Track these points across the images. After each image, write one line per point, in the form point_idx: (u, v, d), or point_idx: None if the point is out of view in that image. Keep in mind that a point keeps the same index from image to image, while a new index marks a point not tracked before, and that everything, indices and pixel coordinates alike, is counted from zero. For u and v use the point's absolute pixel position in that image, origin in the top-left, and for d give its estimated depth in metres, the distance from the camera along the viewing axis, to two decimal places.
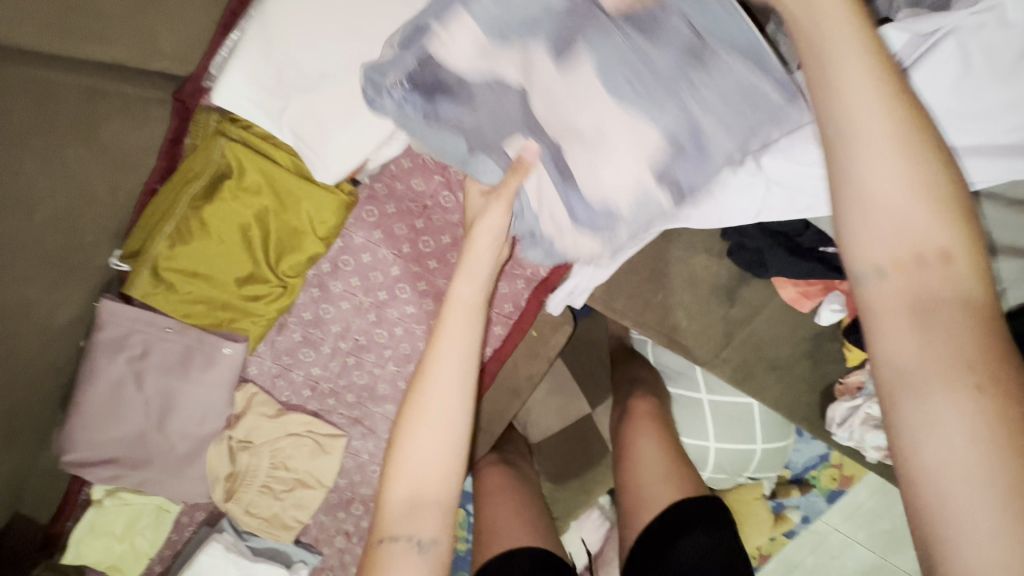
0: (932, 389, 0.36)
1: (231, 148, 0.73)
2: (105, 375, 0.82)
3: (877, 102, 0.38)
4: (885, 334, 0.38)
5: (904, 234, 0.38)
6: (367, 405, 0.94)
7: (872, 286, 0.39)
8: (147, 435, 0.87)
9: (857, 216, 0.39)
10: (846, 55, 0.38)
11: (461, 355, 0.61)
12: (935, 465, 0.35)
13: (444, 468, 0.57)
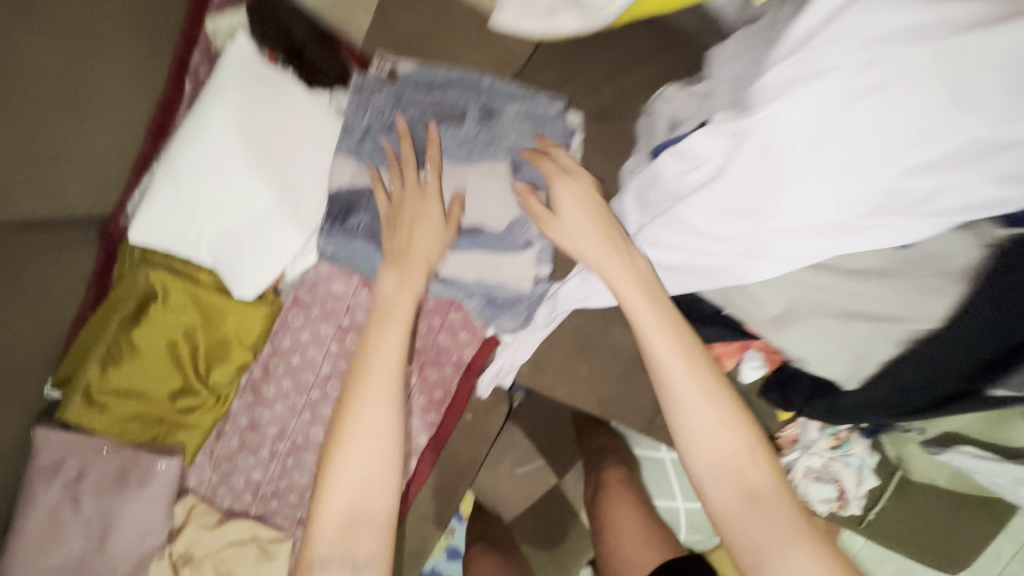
0: (783, 553, 0.54)
1: (154, 274, 0.78)
2: (43, 502, 0.83)
3: (695, 382, 0.59)
4: (735, 533, 0.57)
5: (722, 447, 0.58)
6: (310, 504, 0.94)
7: (713, 488, 0.58)
8: (87, 558, 0.87)
9: (703, 441, 0.58)
10: (674, 365, 0.59)
11: (384, 412, 0.60)
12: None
13: (372, 487, 0.59)
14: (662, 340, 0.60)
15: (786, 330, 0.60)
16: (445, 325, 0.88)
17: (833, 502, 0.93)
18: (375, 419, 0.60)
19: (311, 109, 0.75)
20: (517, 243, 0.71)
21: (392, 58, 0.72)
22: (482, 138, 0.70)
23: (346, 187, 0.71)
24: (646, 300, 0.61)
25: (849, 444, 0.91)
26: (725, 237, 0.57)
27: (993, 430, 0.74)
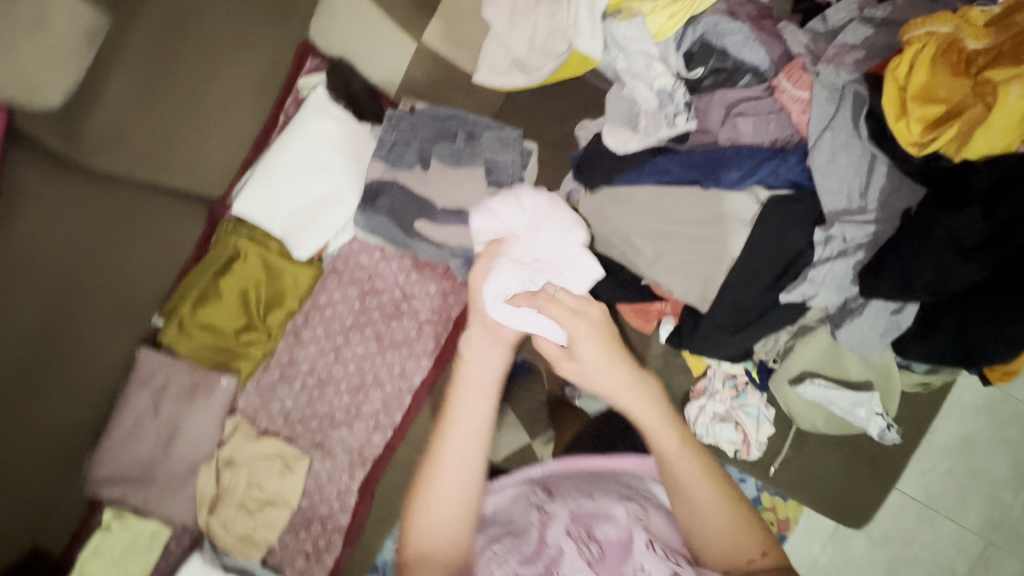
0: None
1: (240, 243, 1.12)
2: (135, 405, 1.13)
3: (691, 469, 0.75)
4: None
5: (717, 534, 0.73)
6: (326, 430, 1.21)
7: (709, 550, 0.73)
8: (155, 458, 1.15)
9: (706, 528, 0.73)
10: (665, 434, 0.76)
11: (454, 492, 0.71)
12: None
13: (448, 543, 0.70)
14: (657, 440, 0.76)
15: (658, 268, 0.91)
16: (438, 290, 1.20)
17: (737, 444, 1.16)
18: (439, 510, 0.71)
19: (358, 132, 1.11)
20: None
21: (412, 101, 1.06)
22: (465, 152, 1.06)
23: (376, 179, 1.05)
24: (647, 421, 0.76)
25: (746, 394, 1.16)
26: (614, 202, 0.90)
27: (832, 367, 1.02)
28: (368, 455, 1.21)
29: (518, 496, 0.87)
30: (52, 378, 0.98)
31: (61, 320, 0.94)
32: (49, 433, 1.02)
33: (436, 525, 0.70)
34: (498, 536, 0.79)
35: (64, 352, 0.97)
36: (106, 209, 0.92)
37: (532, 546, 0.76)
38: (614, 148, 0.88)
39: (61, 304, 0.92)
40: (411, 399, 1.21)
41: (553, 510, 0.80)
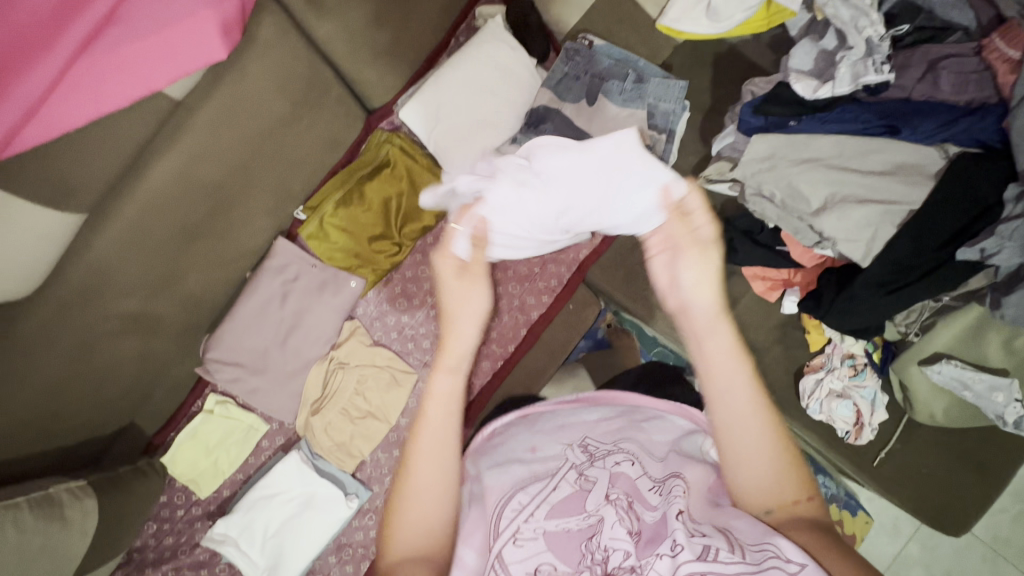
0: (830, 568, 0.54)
1: (392, 150, 1.15)
2: (263, 291, 1.13)
3: (739, 383, 0.64)
4: (779, 537, 0.60)
5: (769, 485, 0.62)
6: (438, 351, 1.21)
7: (764, 515, 0.61)
8: (271, 348, 1.15)
9: (745, 476, 0.63)
10: (736, 384, 0.63)
11: (438, 473, 0.65)
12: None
13: (432, 540, 0.63)
14: (728, 387, 0.63)
15: (828, 216, 0.91)
16: None
17: (851, 425, 1.15)
18: (421, 492, 0.64)
19: (525, 63, 1.15)
20: None
21: (591, 36, 1.14)
22: (631, 93, 1.10)
23: (543, 106, 1.10)
24: (719, 380, 0.64)
25: (865, 374, 1.15)
26: (793, 145, 0.93)
27: (969, 350, 1.02)
28: (475, 382, 1.21)
29: (557, 447, 0.77)
30: (208, 246, 0.97)
31: (236, 189, 0.94)
32: (193, 296, 1.03)
33: (420, 526, 0.63)
34: (527, 483, 0.71)
35: (234, 211, 0.97)
36: (301, 88, 0.93)
37: (573, 512, 0.66)
38: (805, 91, 0.91)
39: (239, 176, 0.93)
40: (526, 332, 1.22)
41: (594, 476, 0.70)
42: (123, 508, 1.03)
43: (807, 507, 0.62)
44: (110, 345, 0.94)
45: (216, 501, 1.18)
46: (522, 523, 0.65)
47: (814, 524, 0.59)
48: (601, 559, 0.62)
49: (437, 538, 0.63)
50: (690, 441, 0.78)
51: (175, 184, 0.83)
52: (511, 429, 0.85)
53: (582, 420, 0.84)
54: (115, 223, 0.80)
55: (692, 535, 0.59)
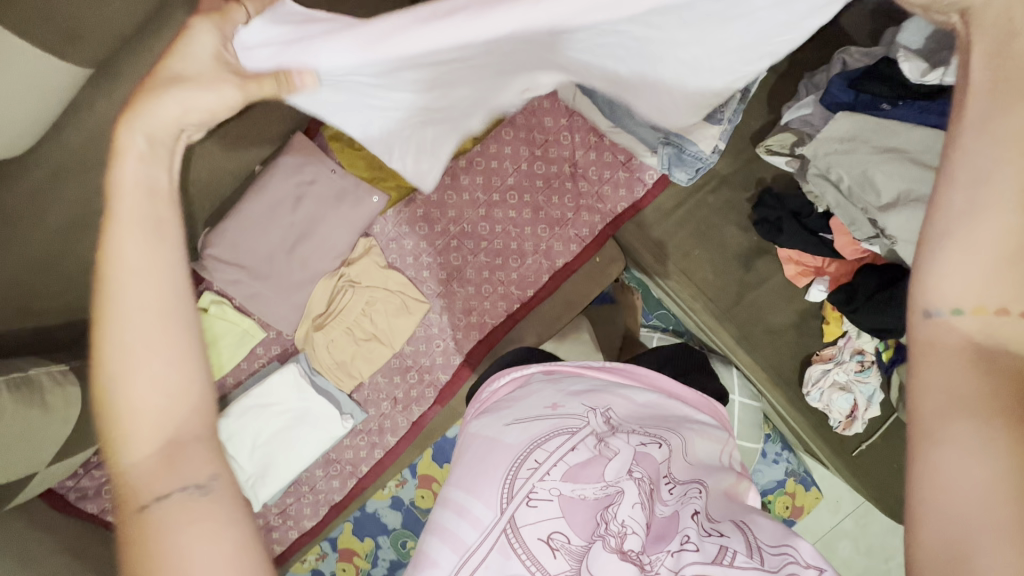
0: (962, 423, 0.39)
1: None
2: (277, 191, 1.04)
3: (998, 144, 0.42)
4: (936, 356, 0.42)
5: (971, 291, 0.42)
6: (454, 284, 1.15)
7: (942, 319, 0.42)
8: (277, 255, 1.06)
9: (944, 265, 0.43)
10: (982, 156, 0.42)
11: (161, 304, 0.43)
12: (948, 505, 0.38)
13: (186, 403, 0.42)
14: (978, 139, 0.42)
15: (892, 211, 0.89)
16: (612, 179, 1.14)
17: (843, 417, 1.17)
18: (153, 345, 0.42)
19: None
20: (712, 117, 0.98)
21: None
22: None
23: None
24: (995, 130, 0.42)
25: (869, 372, 1.15)
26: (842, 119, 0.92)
27: None
28: (488, 320, 1.16)
29: (579, 407, 0.70)
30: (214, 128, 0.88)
31: None
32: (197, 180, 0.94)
33: (151, 397, 0.41)
34: (546, 440, 0.65)
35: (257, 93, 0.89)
36: None
37: (591, 480, 0.61)
38: (912, 73, 0.85)
39: None
40: (548, 279, 1.16)
41: (616, 447, 0.64)
42: None
43: (1000, 326, 0.42)
44: None
45: None
46: (535, 483, 0.61)
47: (1001, 360, 0.41)
48: (614, 533, 0.57)
49: (196, 411, 0.43)
50: (713, 449, 0.74)
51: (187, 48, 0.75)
52: (532, 380, 0.77)
53: (609, 388, 0.75)
54: (119, 86, 0.73)
55: (706, 535, 0.56)
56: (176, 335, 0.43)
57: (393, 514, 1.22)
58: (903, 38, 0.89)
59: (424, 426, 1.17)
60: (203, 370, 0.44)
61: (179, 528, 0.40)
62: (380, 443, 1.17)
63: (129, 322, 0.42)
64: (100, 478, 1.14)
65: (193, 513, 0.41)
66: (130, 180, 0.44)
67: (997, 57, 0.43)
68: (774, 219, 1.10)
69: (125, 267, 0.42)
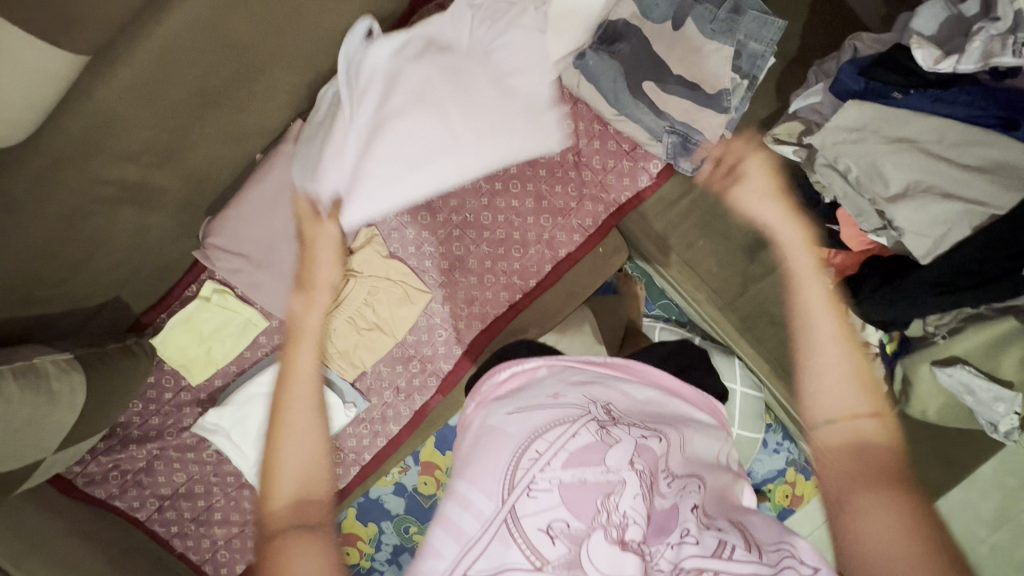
0: (865, 505, 0.62)
1: None
2: (277, 179, 1.03)
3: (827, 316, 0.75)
4: (834, 453, 0.68)
5: (845, 403, 0.70)
6: (457, 274, 1.14)
7: (824, 429, 0.70)
8: (278, 243, 1.05)
9: (818, 387, 0.72)
10: (817, 321, 0.75)
11: (305, 414, 0.75)
12: (859, 551, 0.61)
13: (314, 474, 0.73)
14: (812, 305, 0.77)
15: (900, 203, 0.88)
16: (616, 168, 1.12)
17: None
18: (296, 441, 0.74)
19: None
20: (720, 105, 0.97)
21: None
22: (723, 23, 0.97)
23: (624, 22, 0.99)
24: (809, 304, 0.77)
25: (873, 363, 1.15)
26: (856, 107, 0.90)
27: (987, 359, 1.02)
28: (490, 310, 1.16)
29: (579, 399, 0.70)
30: (213, 115, 0.87)
31: (236, 44, 0.82)
32: (197, 171, 0.93)
33: (298, 471, 0.72)
34: (548, 430, 0.65)
35: (262, 75, 0.88)
36: None
37: (592, 467, 0.61)
38: (925, 60, 0.83)
39: (241, 36, 0.81)
40: (551, 270, 1.15)
41: (618, 435, 0.64)
42: (114, 387, 0.97)
43: (868, 425, 0.68)
44: (106, 212, 0.86)
45: (207, 390, 1.14)
46: (535, 476, 0.61)
47: (868, 450, 0.67)
48: (616, 523, 0.57)
49: (317, 479, 0.73)
50: (711, 444, 0.74)
51: (188, 37, 0.76)
52: (531, 373, 0.77)
53: (609, 382, 0.75)
54: (121, 71, 0.75)
55: (705, 529, 0.58)
56: (318, 433, 0.75)
57: (396, 500, 1.30)
58: (918, 25, 0.88)
59: (426, 415, 1.17)
60: (321, 453, 0.74)
61: (301, 555, 0.65)
62: (383, 431, 1.18)
63: (291, 425, 0.75)
64: (106, 464, 1.16)
65: (306, 544, 0.67)
66: (308, 327, 0.85)
67: (788, 266, 0.82)
68: None
69: (295, 384, 0.78)
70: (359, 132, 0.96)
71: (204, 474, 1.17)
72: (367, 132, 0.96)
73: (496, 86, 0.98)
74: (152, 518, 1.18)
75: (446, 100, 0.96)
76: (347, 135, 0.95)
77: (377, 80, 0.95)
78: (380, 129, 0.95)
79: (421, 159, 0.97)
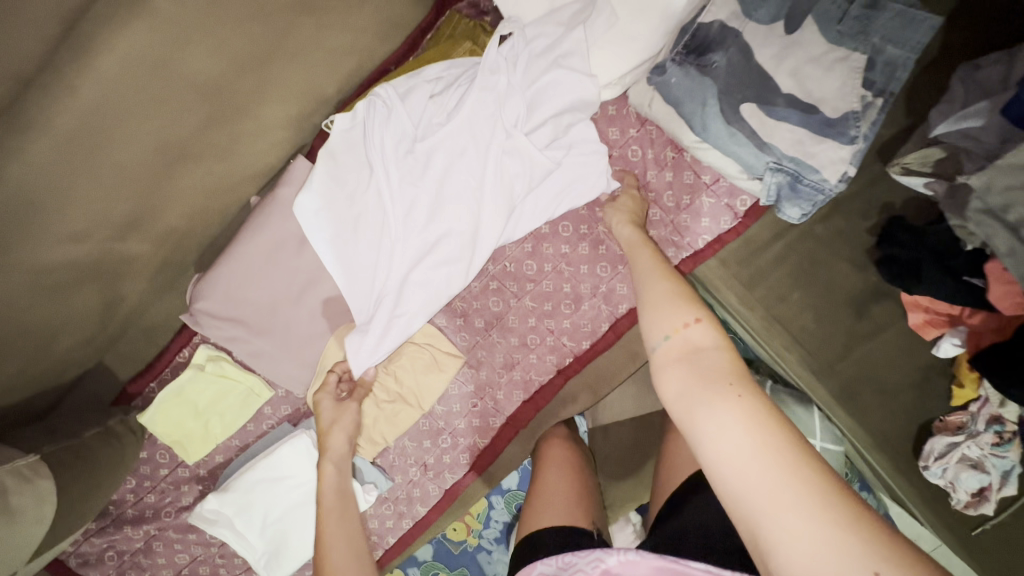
0: (700, 407, 0.51)
1: (472, 53, 0.84)
2: (277, 231, 0.84)
3: (654, 276, 0.67)
4: (663, 375, 0.56)
5: (667, 320, 0.59)
6: (494, 334, 0.95)
7: (660, 351, 0.58)
8: (279, 305, 0.87)
9: (650, 313, 0.61)
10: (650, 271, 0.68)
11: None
12: (719, 475, 0.48)
13: None
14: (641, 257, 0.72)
15: None
16: (693, 206, 0.89)
17: (970, 496, 0.93)
18: None
19: None
20: (845, 134, 0.73)
21: None
22: (851, 23, 0.73)
23: (720, 24, 0.76)
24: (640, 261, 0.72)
25: (1012, 446, 0.89)
26: None
27: None
28: (534, 377, 0.96)
29: None
30: (182, 172, 0.73)
31: (199, 88, 0.67)
32: (175, 232, 0.78)
33: None
34: None
35: (235, 119, 0.73)
36: None
37: None
38: None
39: (203, 78, 0.66)
40: (608, 329, 0.94)
41: None
42: (94, 482, 0.83)
43: (697, 331, 0.57)
44: (66, 299, 0.71)
45: (207, 466, 0.99)
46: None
47: (705, 356, 0.55)
48: None
49: None
50: None
51: (125, 86, 0.61)
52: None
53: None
54: (41, 137, 0.59)
55: None
56: None
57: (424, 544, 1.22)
58: None
59: (457, 495, 1.00)
60: None
61: None
62: (408, 513, 1.01)
63: None
64: (100, 544, 1.02)
65: None
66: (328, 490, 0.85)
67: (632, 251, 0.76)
68: (908, 260, 0.85)
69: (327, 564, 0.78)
70: (405, 240, 0.82)
71: (208, 556, 1.03)
72: (418, 242, 0.83)
73: (525, 136, 0.81)
74: None
75: (477, 169, 0.82)
76: (394, 247, 0.82)
77: (391, 174, 0.82)
78: (436, 233, 0.83)
79: (481, 244, 0.83)
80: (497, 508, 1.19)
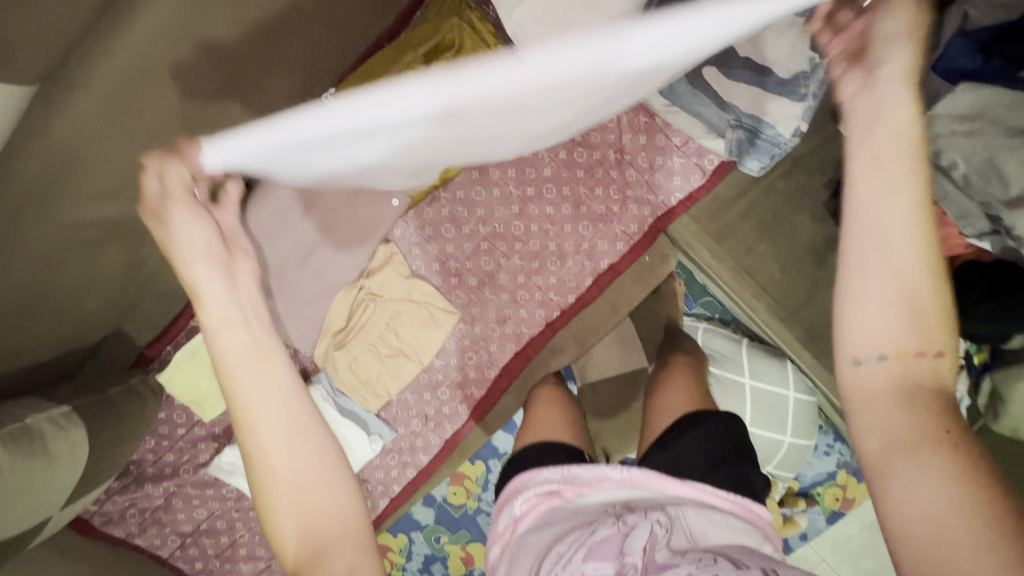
0: (912, 479, 0.45)
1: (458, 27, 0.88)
2: (281, 197, 0.89)
3: (901, 201, 0.50)
4: (878, 414, 0.49)
5: (893, 341, 0.49)
6: (487, 291, 1.03)
7: (869, 379, 0.50)
8: (286, 266, 0.93)
9: (865, 294, 0.50)
10: (899, 183, 0.50)
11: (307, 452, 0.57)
12: (914, 533, 0.44)
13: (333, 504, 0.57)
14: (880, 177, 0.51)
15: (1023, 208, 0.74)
16: (664, 166, 0.99)
17: None
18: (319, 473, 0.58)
19: None
20: (795, 92, 0.81)
21: None
22: None
23: None
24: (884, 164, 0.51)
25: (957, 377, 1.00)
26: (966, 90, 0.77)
27: None
28: (525, 331, 1.04)
29: (596, 507, 0.69)
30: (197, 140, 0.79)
31: (218, 60, 0.73)
32: None
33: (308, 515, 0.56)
34: (564, 534, 0.64)
35: (244, 88, 0.80)
36: None
37: (607, 561, 0.59)
38: None
39: (222, 50, 0.73)
40: (591, 283, 1.02)
41: (632, 525, 0.62)
42: (121, 434, 0.89)
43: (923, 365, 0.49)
44: (93, 257, 0.78)
45: (222, 424, 1.06)
46: (559, 575, 0.59)
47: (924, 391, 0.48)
48: None
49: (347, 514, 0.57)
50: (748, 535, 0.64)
51: (154, 54, 0.67)
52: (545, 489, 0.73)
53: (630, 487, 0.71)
54: (81, 98, 0.64)
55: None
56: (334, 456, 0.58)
57: (425, 511, 1.29)
58: None
59: (456, 445, 1.07)
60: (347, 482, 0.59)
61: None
62: (413, 462, 1.09)
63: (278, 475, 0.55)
64: (122, 503, 1.09)
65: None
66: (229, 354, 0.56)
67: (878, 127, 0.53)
68: None
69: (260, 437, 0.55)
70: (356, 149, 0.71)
71: (225, 510, 1.10)
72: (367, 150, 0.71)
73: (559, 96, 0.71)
74: (174, 555, 1.12)
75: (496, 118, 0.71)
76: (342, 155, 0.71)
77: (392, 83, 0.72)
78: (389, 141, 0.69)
79: None
80: (494, 471, 1.27)
